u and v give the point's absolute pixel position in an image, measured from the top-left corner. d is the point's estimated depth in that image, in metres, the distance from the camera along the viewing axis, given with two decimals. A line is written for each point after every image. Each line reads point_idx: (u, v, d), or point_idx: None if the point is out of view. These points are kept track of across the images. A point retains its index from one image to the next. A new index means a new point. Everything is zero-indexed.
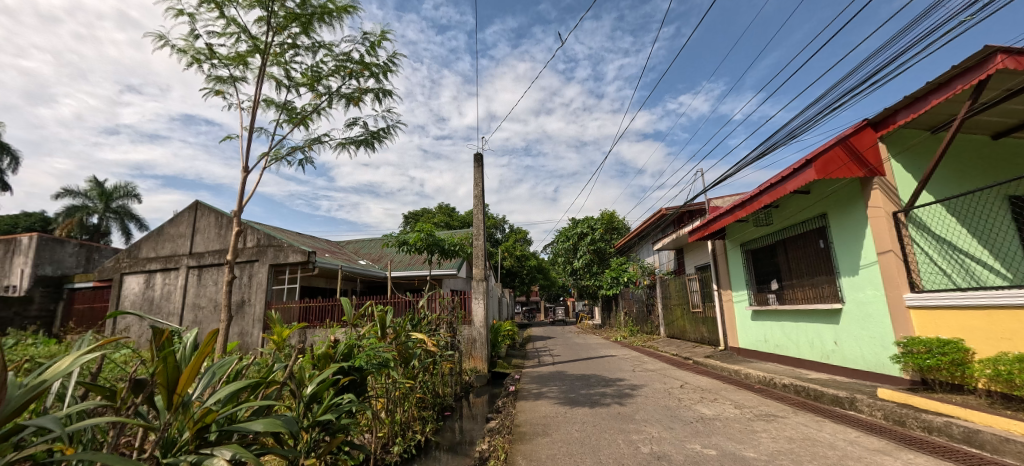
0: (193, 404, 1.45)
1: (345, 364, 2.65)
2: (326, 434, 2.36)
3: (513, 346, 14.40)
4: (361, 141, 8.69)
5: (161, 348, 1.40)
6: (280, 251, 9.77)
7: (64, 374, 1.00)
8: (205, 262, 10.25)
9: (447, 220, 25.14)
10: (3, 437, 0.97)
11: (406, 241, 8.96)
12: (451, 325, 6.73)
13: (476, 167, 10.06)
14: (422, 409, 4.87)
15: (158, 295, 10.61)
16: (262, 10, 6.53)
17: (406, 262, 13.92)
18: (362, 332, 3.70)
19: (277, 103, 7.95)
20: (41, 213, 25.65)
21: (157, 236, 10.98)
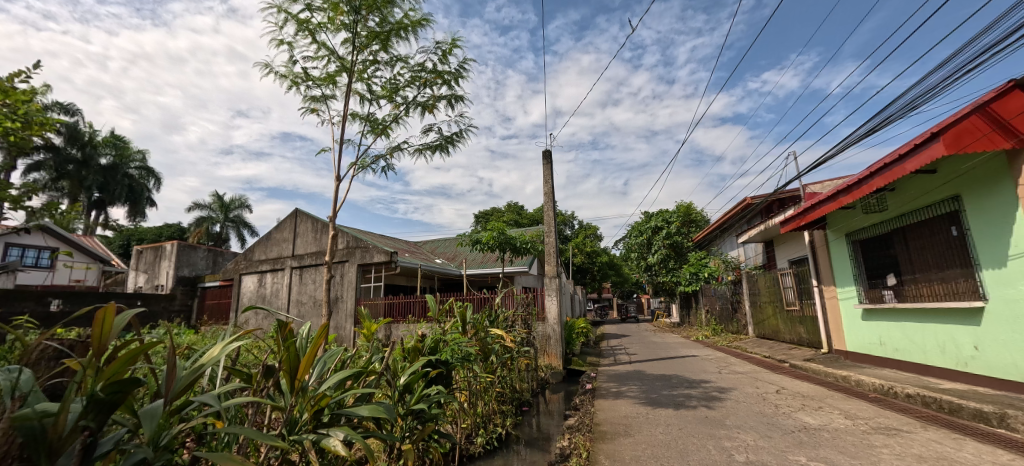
0: (310, 389, 1.64)
1: (433, 358, 2.81)
2: (419, 422, 2.53)
3: (586, 343, 14.19)
4: (436, 147, 9.14)
5: (284, 338, 1.59)
6: (367, 251, 10.62)
7: (217, 359, 1.18)
8: (305, 263, 11.47)
9: (516, 218, 25.45)
10: (175, 411, 1.16)
11: (480, 240, 9.25)
12: (526, 322, 6.82)
13: (546, 164, 10.07)
14: (501, 402, 4.99)
15: (269, 292, 12.06)
16: (347, 32, 7.13)
17: (479, 260, 14.36)
18: (445, 327, 3.87)
19: (362, 116, 8.64)
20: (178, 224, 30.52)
21: (266, 241, 12.50)
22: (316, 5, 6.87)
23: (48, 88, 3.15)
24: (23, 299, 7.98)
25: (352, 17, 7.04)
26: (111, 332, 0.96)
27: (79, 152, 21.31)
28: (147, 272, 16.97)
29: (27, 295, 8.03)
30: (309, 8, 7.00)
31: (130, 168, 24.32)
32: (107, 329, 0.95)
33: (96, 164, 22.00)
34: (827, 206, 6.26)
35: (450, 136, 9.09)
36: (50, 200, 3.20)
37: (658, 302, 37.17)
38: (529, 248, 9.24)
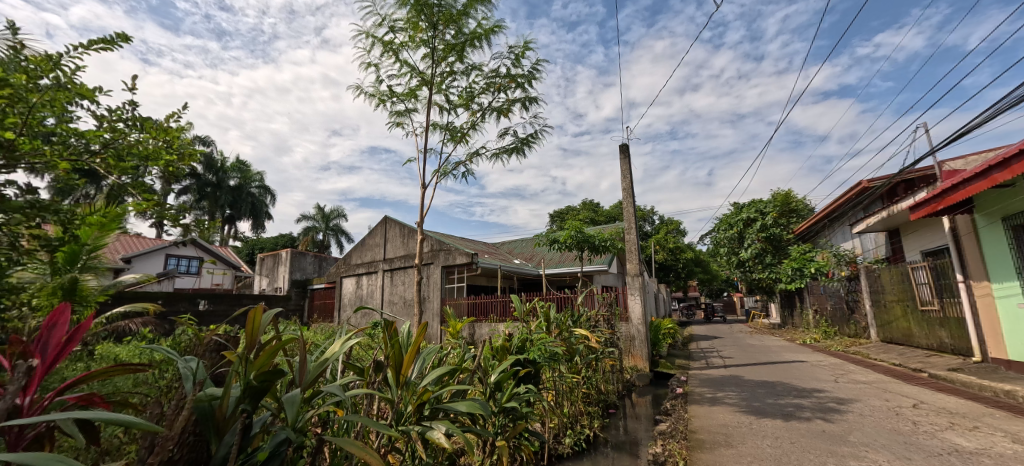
0: (413, 384, 1.76)
1: (521, 357, 2.85)
2: (510, 419, 2.58)
3: (673, 345, 13.43)
4: (513, 149, 9.31)
5: (391, 335, 1.74)
6: (449, 254, 11.14)
7: (337, 354, 1.32)
8: (395, 266, 12.39)
9: (592, 216, 24.92)
10: (307, 398, 1.32)
11: (557, 239, 9.21)
12: (609, 322, 6.64)
13: (623, 159, 9.73)
14: (588, 403, 4.92)
15: (365, 293, 13.21)
16: (426, 48, 7.56)
17: (557, 260, 14.33)
18: (531, 326, 3.90)
19: (441, 125, 9.11)
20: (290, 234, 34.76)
21: (362, 246, 13.72)
22: (398, 26, 7.39)
23: (193, 124, 3.78)
24: (180, 300, 9.64)
25: (430, 33, 7.46)
26: (259, 329, 1.13)
27: (214, 177, 25.25)
28: (268, 276, 19.55)
29: (183, 297, 9.70)
30: (392, 30, 7.56)
31: (252, 187, 28.23)
32: (256, 326, 1.12)
33: (226, 185, 25.91)
34: (973, 186, 5.22)
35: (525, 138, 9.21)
36: (197, 219, 3.82)
37: (754, 300, 33.91)
38: (609, 246, 8.98)
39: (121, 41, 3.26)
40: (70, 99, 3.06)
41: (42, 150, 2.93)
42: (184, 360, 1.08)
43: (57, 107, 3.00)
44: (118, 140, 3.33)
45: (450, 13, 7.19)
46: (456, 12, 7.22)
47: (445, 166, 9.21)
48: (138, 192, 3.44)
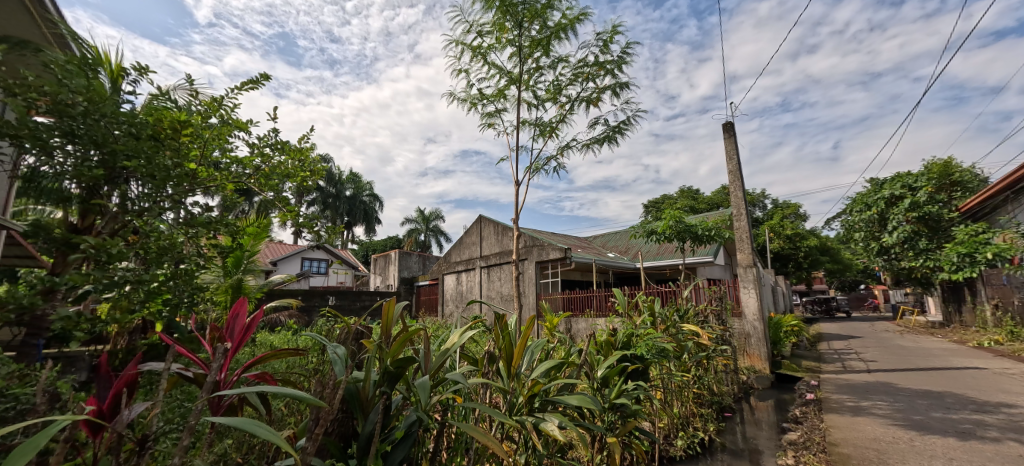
0: (523, 376, 1.79)
1: (629, 352, 2.74)
2: (620, 417, 2.49)
3: (798, 344, 11.86)
4: (604, 139, 9.07)
5: (501, 327, 1.79)
6: (543, 249, 11.22)
7: (458, 345, 1.40)
8: (492, 262, 12.87)
9: (692, 203, 23.12)
10: (433, 385, 1.43)
11: (654, 230, 8.73)
12: (720, 317, 6.09)
13: (727, 139, 8.84)
14: (700, 405, 4.58)
15: (465, 289, 13.94)
16: (513, 47, 7.70)
17: (655, 252, 13.61)
18: (635, 321, 3.73)
19: (530, 121, 9.24)
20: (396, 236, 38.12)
21: (460, 244, 14.50)
22: (485, 30, 7.63)
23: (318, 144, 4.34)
24: (314, 296, 11.18)
25: (516, 32, 7.58)
26: (392, 320, 1.26)
27: (334, 188, 28.78)
28: (381, 274, 21.73)
29: (316, 294, 11.25)
30: (480, 34, 7.86)
31: (364, 196, 31.64)
32: (389, 317, 1.26)
33: (344, 195, 29.47)
34: None
35: (617, 126, 8.90)
36: (324, 226, 4.42)
37: (902, 293, 28.50)
38: (715, 235, 8.25)
39: (262, 81, 3.95)
40: (230, 130, 3.74)
41: (214, 175, 3.60)
42: (332, 346, 1.23)
43: (221, 139, 3.67)
44: (264, 163, 4.00)
45: (535, 8, 7.21)
46: (540, 7, 7.22)
47: (536, 162, 9.32)
48: (282, 206, 4.10)
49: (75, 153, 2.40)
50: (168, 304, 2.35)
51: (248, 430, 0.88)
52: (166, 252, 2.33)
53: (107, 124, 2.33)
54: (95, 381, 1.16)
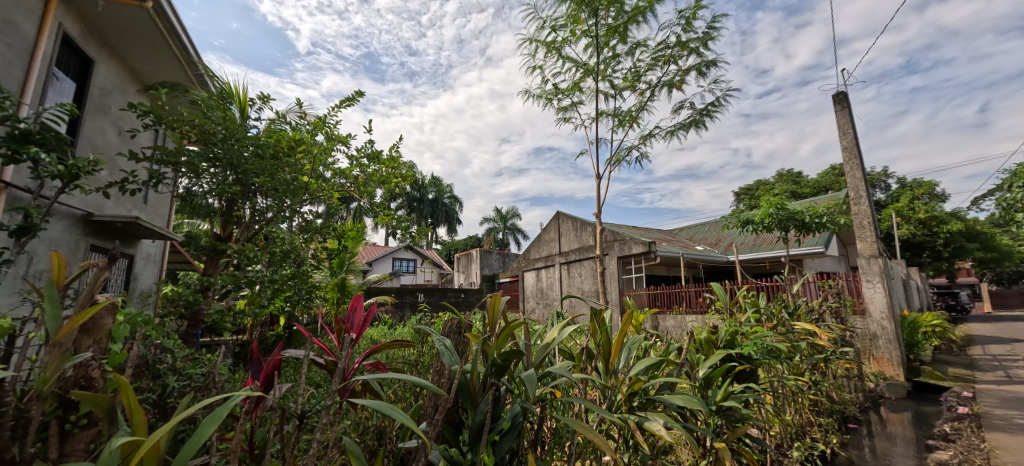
0: (622, 374, 1.72)
1: (736, 351, 2.49)
2: (728, 422, 2.29)
3: (942, 348, 9.98)
4: (689, 124, 8.51)
5: (600, 323, 1.74)
6: (625, 244, 10.80)
7: (559, 339, 1.40)
8: (571, 258, 12.72)
9: (794, 188, 20.62)
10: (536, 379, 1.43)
11: (751, 220, 7.93)
12: (837, 315, 5.35)
13: (838, 112, 7.72)
14: (817, 414, 4.06)
15: (545, 285, 13.97)
16: (588, 38, 7.53)
17: (751, 244, 12.41)
18: (738, 317, 3.39)
19: (608, 112, 9.00)
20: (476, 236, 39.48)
21: (538, 242, 14.56)
22: (558, 24, 7.56)
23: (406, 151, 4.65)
24: (406, 294, 12.03)
25: (591, 22, 7.40)
26: (496, 314, 1.31)
27: (418, 193, 30.60)
28: (464, 272, 22.63)
29: (407, 291, 12.06)
30: (553, 29, 7.83)
31: (445, 198, 33.24)
32: (494, 311, 1.31)
33: (428, 199, 31.25)
34: None
35: (704, 109, 8.30)
36: (412, 227, 4.72)
37: None
38: (826, 222, 7.23)
39: (356, 96, 4.35)
40: (334, 145, 4.19)
41: (322, 186, 4.06)
42: (439, 337, 1.30)
43: (326, 154, 4.14)
44: (362, 172, 4.41)
45: None
46: None
47: (615, 153, 9.05)
48: (378, 210, 4.47)
49: (218, 175, 3.53)
50: (287, 298, 3.56)
51: (384, 412, 0.95)
52: (287, 253, 3.59)
53: (240, 147, 3.47)
54: (249, 366, 1.37)
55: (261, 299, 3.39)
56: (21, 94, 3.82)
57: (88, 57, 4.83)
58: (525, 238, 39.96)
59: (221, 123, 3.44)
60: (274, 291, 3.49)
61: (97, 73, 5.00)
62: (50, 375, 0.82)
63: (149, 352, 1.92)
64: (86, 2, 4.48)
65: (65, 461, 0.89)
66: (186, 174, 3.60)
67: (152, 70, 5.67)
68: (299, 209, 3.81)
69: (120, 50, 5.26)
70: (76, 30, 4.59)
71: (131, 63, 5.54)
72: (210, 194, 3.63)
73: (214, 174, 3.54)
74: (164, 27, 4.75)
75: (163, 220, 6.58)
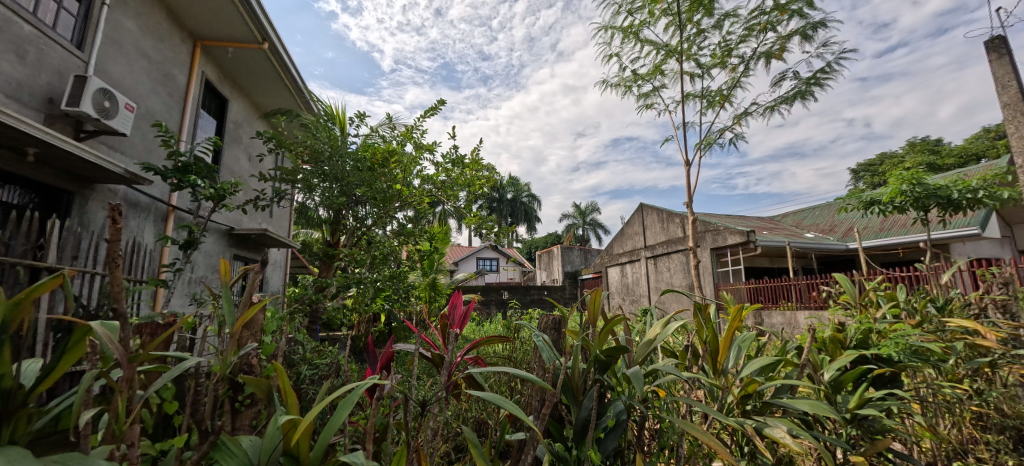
0: (733, 374, 1.57)
1: (871, 351, 2.13)
2: (866, 433, 1.98)
3: None
4: (793, 96, 7.59)
5: (706, 319, 1.61)
6: (718, 234, 9.97)
7: (664, 336, 1.31)
8: (658, 252, 12.09)
9: (933, 160, 17.30)
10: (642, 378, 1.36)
11: (876, 200, 6.81)
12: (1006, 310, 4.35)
13: (997, 61, 6.29)
14: (984, 430, 3.35)
15: (631, 281, 13.43)
16: (670, 16, 7.08)
17: (878, 229, 10.69)
18: (869, 313, 2.91)
19: (695, 93, 8.40)
20: (555, 233, 39.38)
21: (622, 236, 14.06)
22: (636, 7, 7.21)
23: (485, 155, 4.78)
24: (492, 291, 12.43)
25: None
26: (597, 310, 1.28)
27: (498, 193, 31.40)
28: (546, 269, 22.67)
29: (492, 289, 12.43)
30: (630, 13, 7.50)
31: (524, 198, 33.67)
32: (595, 307, 1.28)
33: (507, 199, 31.95)
34: None
35: (811, 77, 7.34)
36: (495, 226, 4.84)
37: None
38: (983, 198, 5.92)
39: (439, 104, 4.58)
40: (421, 154, 4.47)
41: (412, 193, 4.34)
42: (537, 332, 1.30)
43: (415, 163, 4.44)
44: (448, 177, 4.64)
45: None
46: None
47: (706, 136, 8.40)
48: (464, 213, 4.67)
49: (326, 188, 3.98)
50: (388, 297, 3.87)
51: (495, 403, 0.97)
52: (386, 256, 4.01)
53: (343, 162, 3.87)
54: (368, 357, 1.51)
55: (366, 298, 3.75)
56: (179, 133, 4.66)
57: (223, 96, 5.73)
58: (606, 233, 38.94)
59: (328, 142, 3.95)
60: (375, 290, 3.84)
61: (232, 109, 5.92)
62: (227, 361, 0.97)
63: (285, 345, 2.24)
64: (220, 51, 5.33)
65: (237, 433, 1.07)
66: (300, 190, 4.13)
67: (270, 101, 6.57)
68: (395, 217, 4.22)
69: (245, 86, 6.15)
70: (214, 75, 5.48)
71: (254, 97, 6.46)
72: (320, 206, 4.10)
73: (323, 188, 4.01)
74: (278, 62, 5.48)
75: (285, 231, 7.57)
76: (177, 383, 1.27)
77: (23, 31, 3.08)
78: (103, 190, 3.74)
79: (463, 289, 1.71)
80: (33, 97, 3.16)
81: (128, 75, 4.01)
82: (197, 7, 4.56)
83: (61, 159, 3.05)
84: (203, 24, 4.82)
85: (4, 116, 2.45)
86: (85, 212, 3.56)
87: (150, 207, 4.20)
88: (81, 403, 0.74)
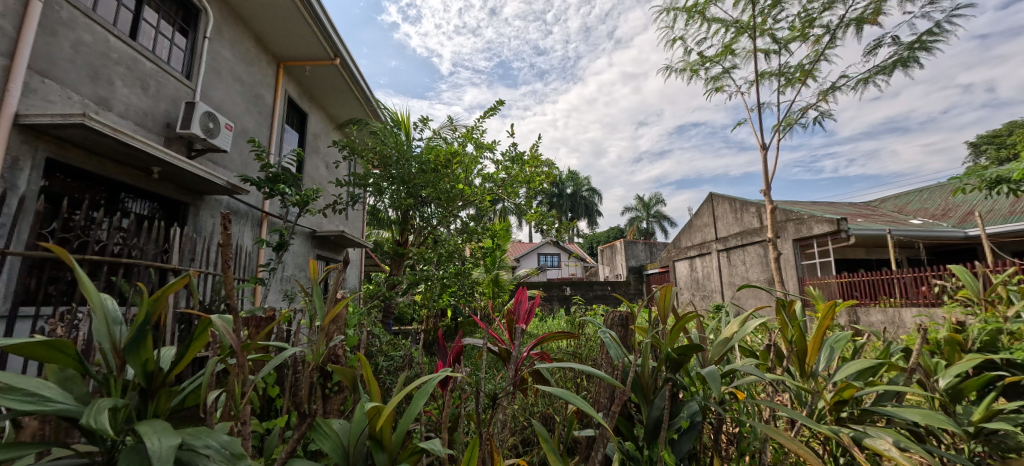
0: (823, 377, 1.42)
1: (1001, 355, 1.82)
2: (995, 450, 1.70)
3: None
4: (892, 65, 6.71)
5: (791, 317, 1.47)
6: (802, 224, 9.10)
7: (741, 334, 1.22)
8: (731, 244, 11.31)
9: None
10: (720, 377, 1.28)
11: (1003, 178, 5.82)
12: None
13: None
14: None
15: (701, 276, 12.69)
16: None
17: (1006, 212, 9.13)
18: (997, 312, 2.49)
19: (772, 72, 7.73)
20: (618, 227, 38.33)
21: (691, 228, 13.33)
22: None
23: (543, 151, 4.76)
24: (554, 287, 12.41)
25: None
26: (668, 306, 1.23)
27: (558, 188, 31.24)
28: (609, 264, 22.14)
29: (554, 285, 12.40)
30: None
31: (584, 192, 33.17)
32: (666, 304, 1.23)
33: (567, 194, 31.70)
34: None
35: (914, 42, 6.44)
36: (555, 222, 4.83)
37: None
38: None
39: (496, 104, 4.66)
40: (482, 153, 4.57)
41: (474, 192, 4.45)
42: (604, 329, 1.28)
43: (477, 163, 4.55)
44: (508, 175, 4.69)
45: None
46: None
47: (785, 117, 7.69)
48: (525, 210, 4.71)
49: (394, 191, 4.22)
50: (454, 293, 4.01)
51: (564, 398, 0.97)
52: (451, 253, 4.15)
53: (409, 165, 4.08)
54: (438, 350, 1.57)
55: (434, 294, 3.92)
56: (269, 146, 5.19)
57: (303, 111, 6.27)
58: (673, 226, 37.24)
59: (395, 147, 4.20)
60: (441, 286, 4.00)
61: (311, 122, 6.47)
62: (319, 352, 1.07)
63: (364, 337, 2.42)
64: (300, 70, 5.85)
65: (329, 416, 1.18)
66: (371, 193, 4.41)
67: (343, 112, 7.08)
68: (458, 216, 4.36)
69: (321, 100, 6.69)
70: (295, 92, 6.02)
71: (329, 110, 7.00)
72: (389, 207, 4.35)
73: (392, 191, 4.25)
74: (348, 75, 5.90)
75: (359, 232, 8.12)
76: (277, 370, 1.41)
77: (146, 68, 3.61)
78: (211, 201, 4.27)
79: (528, 286, 1.72)
80: (156, 123, 3.69)
81: (227, 98, 4.54)
82: (280, 32, 5.04)
83: (178, 175, 3.53)
84: (285, 47, 5.32)
85: (136, 141, 2.89)
86: (198, 220, 4.09)
87: (248, 214, 4.72)
88: (208, 385, 0.86)
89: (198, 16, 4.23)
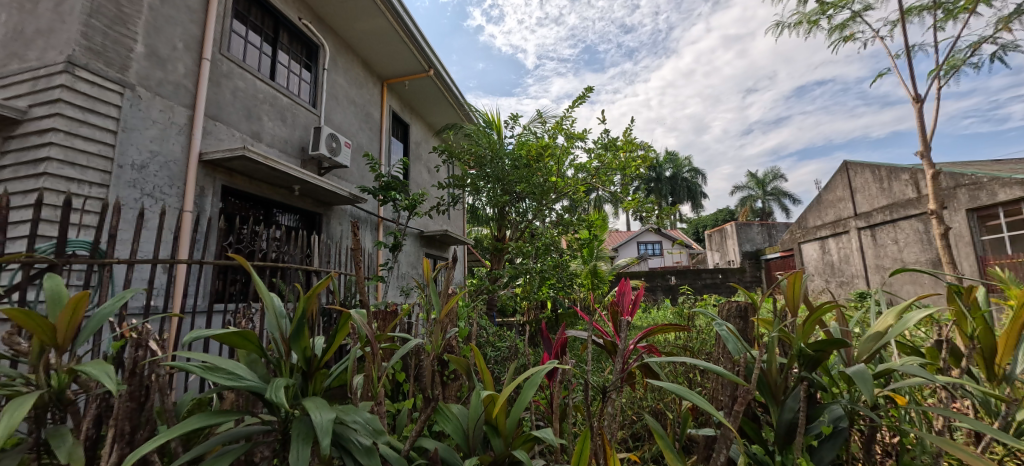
0: (1021, 381, 1.14)
1: None
2: None
3: None
4: None
5: (970, 306, 1.20)
6: (978, 189, 7.33)
7: (900, 327, 1.03)
8: (875, 220, 9.56)
9: None
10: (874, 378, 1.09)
11: None
12: None
13: None
14: None
15: (837, 259, 10.93)
16: None
17: None
18: None
19: (923, 5, 6.30)
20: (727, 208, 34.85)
21: (819, 205, 11.56)
22: None
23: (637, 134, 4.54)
24: (657, 277, 11.75)
25: None
26: (799, 295, 1.08)
27: (655, 172, 29.47)
28: (718, 250, 20.30)
29: (657, 274, 11.74)
30: None
31: (685, 173, 30.81)
32: (796, 294, 1.09)
33: (665, 177, 29.78)
34: None
35: None
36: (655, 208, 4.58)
37: None
38: None
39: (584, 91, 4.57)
40: (573, 143, 4.52)
41: (567, 183, 4.42)
42: (719, 321, 1.18)
43: (568, 154, 4.52)
44: (601, 163, 4.57)
45: None
46: None
47: (947, 58, 6.21)
48: (622, 199, 4.55)
49: (490, 188, 4.39)
50: (553, 284, 4.06)
51: (678, 393, 0.92)
52: (548, 246, 4.19)
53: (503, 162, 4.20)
54: (543, 343, 1.58)
55: (533, 287, 4.00)
56: (380, 158, 5.76)
57: (405, 122, 6.82)
58: (795, 203, 32.78)
59: (488, 147, 4.37)
60: (541, 279, 4.08)
61: (412, 131, 7.01)
62: (437, 343, 1.17)
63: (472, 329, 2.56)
64: (400, 85, 6.37)
65: (448, 401, 1.29)
66: (469, 193, 4.64)
67: (439, 118, 7.54)
68: (553, 208, 4.38)
69: (420, 110, 7.20)
70: (397, 106, 6.58)
71: (427, 118, 7.51)
72: (487, 205, 4.52)
73: (488, 189, 4.42)
74: (441, 82, 6.26)
75: (460, 230, 8.60)
76: (401, 359, 1.57)
77: (283, 102, 4.26)
78: (339, 210, 4.90)
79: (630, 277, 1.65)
80: (293, 147, 4.34)
81: (344, 119, 5.15)
82: (382, 53, 5.56)
83: (313, 190, 4.12)
84: (386, 65, 5.83)
85: (281, 165, 3.44)
86: (330, 228, 4.73)
87: (367, 220, 5.33)
88: (351, 371, 1.00)
89: (317, 51, 4.85)
